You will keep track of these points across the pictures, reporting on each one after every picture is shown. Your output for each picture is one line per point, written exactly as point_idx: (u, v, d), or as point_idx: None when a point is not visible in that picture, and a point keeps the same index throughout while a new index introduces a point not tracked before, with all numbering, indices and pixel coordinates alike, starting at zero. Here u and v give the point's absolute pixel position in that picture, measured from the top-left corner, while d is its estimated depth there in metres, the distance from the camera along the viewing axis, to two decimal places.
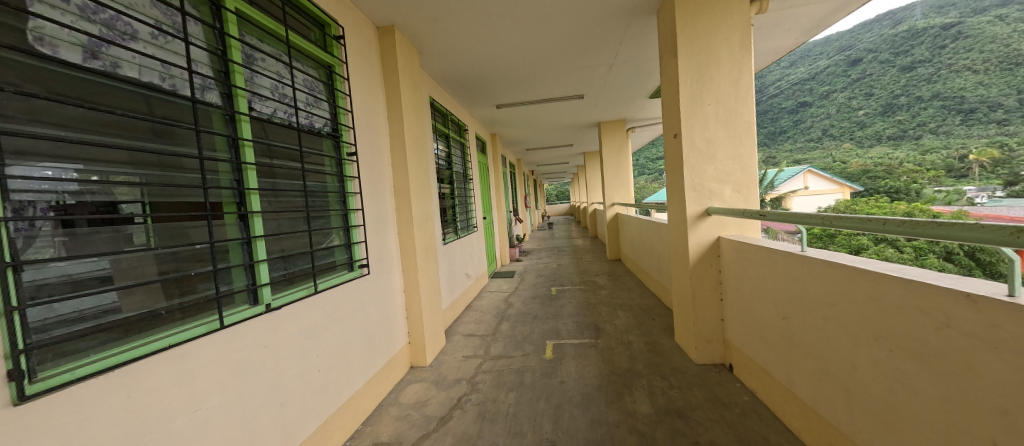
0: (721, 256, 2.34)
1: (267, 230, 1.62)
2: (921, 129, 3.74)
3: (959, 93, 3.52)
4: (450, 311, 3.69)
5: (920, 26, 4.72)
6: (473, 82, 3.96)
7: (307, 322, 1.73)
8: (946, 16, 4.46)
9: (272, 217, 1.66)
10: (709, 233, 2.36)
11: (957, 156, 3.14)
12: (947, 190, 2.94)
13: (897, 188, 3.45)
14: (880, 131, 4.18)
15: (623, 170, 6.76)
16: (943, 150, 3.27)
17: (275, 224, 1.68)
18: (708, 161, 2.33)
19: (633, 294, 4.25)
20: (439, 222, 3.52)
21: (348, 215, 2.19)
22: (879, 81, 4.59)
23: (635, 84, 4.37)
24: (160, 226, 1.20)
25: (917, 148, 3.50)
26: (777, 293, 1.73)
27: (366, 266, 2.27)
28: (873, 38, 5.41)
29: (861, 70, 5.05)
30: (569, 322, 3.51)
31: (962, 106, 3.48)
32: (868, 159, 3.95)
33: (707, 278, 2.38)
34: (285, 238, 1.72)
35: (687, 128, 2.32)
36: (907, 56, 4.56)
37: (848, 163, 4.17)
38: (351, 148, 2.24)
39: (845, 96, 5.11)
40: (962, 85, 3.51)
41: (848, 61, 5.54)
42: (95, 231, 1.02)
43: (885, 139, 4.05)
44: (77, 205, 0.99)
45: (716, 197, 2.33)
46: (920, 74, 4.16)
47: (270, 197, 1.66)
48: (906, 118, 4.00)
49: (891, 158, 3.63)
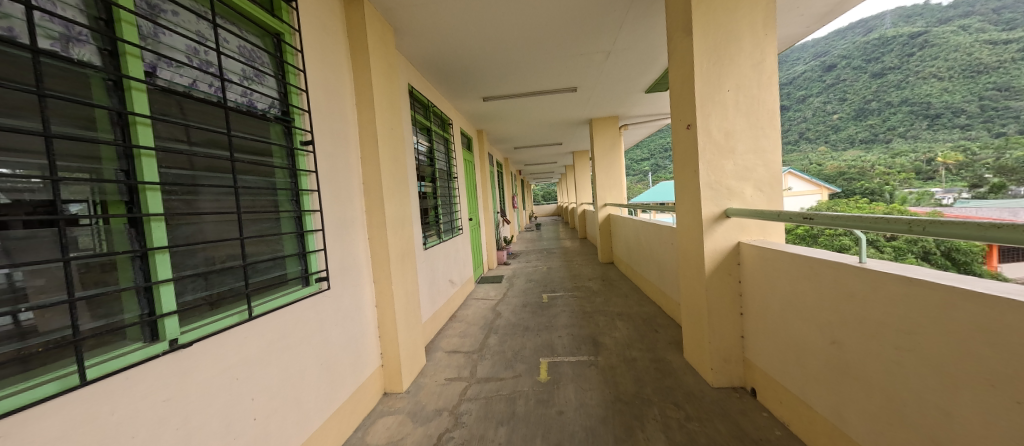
0: (741, 264, 2.06)
1: (178, 239, 1.20)
2: (890, 133, 3.45)
3: (924, 99, 3.25)
4: (431, 324, 3.29)
5: (890, 35, 4.33)
6: (457, 70, 3.58)
7: (240, 357, 1.33)
8: (911, 26, 4.21)
9: (187, 222, 1.23)
10: (728, 238, 2.07)
11: (926, 158, 2.90)
12: (916, 193, 2.78)
13: (870, 191, 3.20)
14: (853, 135, 3.85)
15: (615, 169, 6.49)
16: (912, 153, 3.03)
17: (190, 231, 1.24)
18: (727, 155, 2.04)
19: (631, 302, 3.94)
20: (418, 224, 3.14)
21: (303, 218, 1.78)
22: (852, 86, 4.27)
23: (633, 75, 4.10)
24: (110, 230, 1.02)
25: (886, 151, 3.27)
26: (823, 313, 1.47)
27: (325, 279, 1.87)
28: (847, 45, 5.04)
29: (836, 76, 4.80)
30: (564, 335, 3.17)
31: (927, 111, 3.18)
32: (843, 161, 3.69)
33: (727, 289, 2.09)
34: (207, 248, 1.30)
35: (703, 117, 2.03)
36: (878, 63, 4.19)
37: (824, 166, 3.85)
38: (306, 135, 1.82)
39: (819, 100, 4.67)
40: (928, 92, 3.25)
41: (824, 67, 5.20)
42: (32, 234, 0.86)
43: (857, 143, 3.75)
44: (13, 205, 0.82)
45: (735, 196, 2.05)
46: (886, 80, 3.82)
47: (183, 195, 1.24)
48: (877, 123, 3.66)
49: (864, 160, 3.41)
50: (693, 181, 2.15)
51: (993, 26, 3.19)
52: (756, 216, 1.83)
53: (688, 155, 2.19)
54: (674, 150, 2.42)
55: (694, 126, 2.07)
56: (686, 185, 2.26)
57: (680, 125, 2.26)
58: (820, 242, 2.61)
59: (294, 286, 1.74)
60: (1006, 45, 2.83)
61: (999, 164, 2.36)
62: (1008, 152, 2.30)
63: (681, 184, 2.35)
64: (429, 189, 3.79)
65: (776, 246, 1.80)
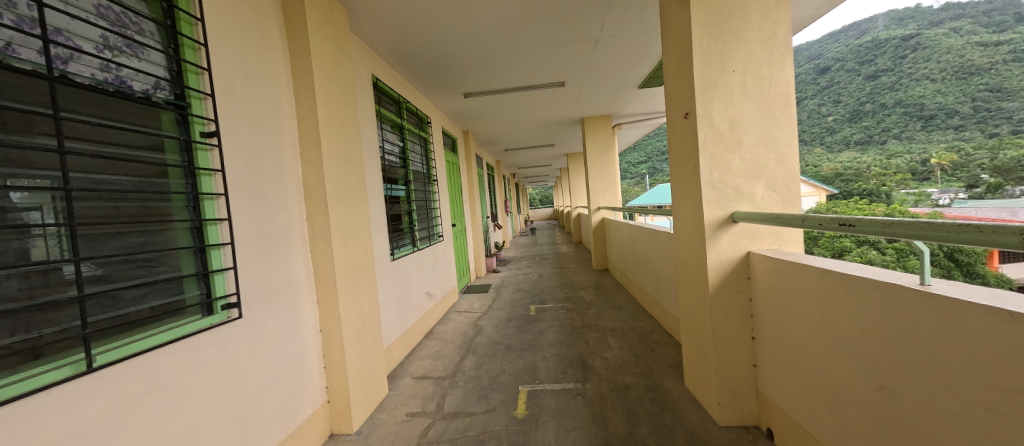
0: (752, 278, 1.71)
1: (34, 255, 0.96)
2: (884, 134, 2.94)
3: (918, 100, 2.79)
4: (400, 344, 2.90)
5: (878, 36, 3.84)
6: (429, 62, 3.23)
7: (70, 426, 0.96)
8: (903, 29, 3.60)
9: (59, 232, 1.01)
10: (736, 247, 1.73)
11: (922, 159, 2.47)
12: (912, 194, 2.41)
13: (866, 192, 2.76)
14: (850, 137, 3.26)
15: (611, 170, 6.14)
16: (908, 153, 2.59)
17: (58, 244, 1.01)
18: (733, 148, 1.70)
19: (626, 315, 3.56)
20: (384, 232, 2.76)
21: (204, 230, 1.40)
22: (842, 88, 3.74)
23: (624, 67, 3.77)
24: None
25: (880, 153, 2.81)
26: (869, 351, 1.11)
27: (236, 307, 1.46)
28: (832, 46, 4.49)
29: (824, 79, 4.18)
30: (550, 356, 2.78)
31: (921, 112, 2.73)
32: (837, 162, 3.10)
33: (735, 309, 1.74)
34: (46, 270, 0.98)
35: (704, 103, 1.70)
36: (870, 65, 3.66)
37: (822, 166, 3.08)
38: (209, 125, 1.45)
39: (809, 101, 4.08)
40: (922, 93, 2.79)
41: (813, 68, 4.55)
42: None
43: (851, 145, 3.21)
44: None
45: (743, 197, 1.71)
46: (882, 84, 3.22)
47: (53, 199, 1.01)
48: (870, 125, 3.12)
49: (858, 162, 2.97)
50: (692, 179, 1.80)
51: (978, 29, 2.82)
52: (767, 222, 1.50)
53: (686, 148, 1.85)
54: (670, 144, 2.08)
55: (694, 114, 1.73)
56: (685, 184, 1.92)
57: (677, 115, 1.93)
58: (819, 245, 2.27)
59: (190, 316, 1.36)
60: (990, 46, 2.51)
61: (995, 164, 2.03)
62: (996, 155, 2.04)
63: (679, 183, 2.02)
64: (403, 193, 3.42)
65: (795, 259, 1.47)
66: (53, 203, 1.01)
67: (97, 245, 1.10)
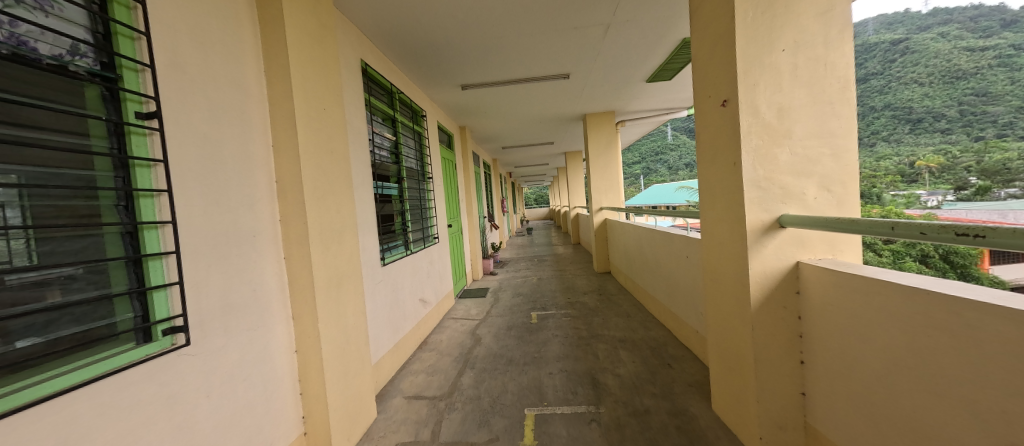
0: (801, 293, 1.49)
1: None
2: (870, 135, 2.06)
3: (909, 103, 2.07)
4: (391, 359, 2.59)
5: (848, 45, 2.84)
6: (424, 49, 2.94)
7: None
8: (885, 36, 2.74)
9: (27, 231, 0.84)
10: (783, 257, 1.49)
11: (907, 161, 1.89)
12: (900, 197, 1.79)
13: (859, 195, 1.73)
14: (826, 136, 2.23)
15: (613, 169, 5.92)
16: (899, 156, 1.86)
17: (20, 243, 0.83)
18: (781, 141, 1.46)
19: (635, 325, 3.31)
20: (373, 235, 2.46)
21: (141, 237, 1.06)
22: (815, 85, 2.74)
23: (636, 56, 3.52)
24: None
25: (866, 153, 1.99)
26: (994, 396, 0.88)
27: (182, 333, 1.12)
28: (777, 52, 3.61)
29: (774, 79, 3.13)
30: (557, 372, 2.51)
31: (911, 116, 2.04)
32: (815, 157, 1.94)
33: (779, 328, 1.51)
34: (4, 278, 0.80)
35: (748, 88, 1.45)
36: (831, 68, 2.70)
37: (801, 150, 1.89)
38: (145, 105, 1.11)
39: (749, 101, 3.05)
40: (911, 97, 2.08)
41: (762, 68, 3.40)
42: None
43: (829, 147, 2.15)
44: None
45: (792, 198, 1.47)
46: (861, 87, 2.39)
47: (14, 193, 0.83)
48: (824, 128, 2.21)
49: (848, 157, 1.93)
50: (730, 177, 1.56)
51: (967, 33, 2.15)
52: (829, 228, 1.26)
53: (723, 141, 1.60)
54: (700, 138, 1.83)
55: (734, 100, 1.49)
56: (719, 183, 1.67)
57: (711, 103, 1.68)
58: None
59: (119, 346, 1.03)
60: (983, 48, 1.88)
61: (982, 167, 1.60)
62: (984, 158, 1.61)
63: (710, 182, 1.77)
64: (395, 192, 3.12)
65: (862, 272, 1.24)
66: (20, 201, 0.84)
67: (52, 252, 0.89)
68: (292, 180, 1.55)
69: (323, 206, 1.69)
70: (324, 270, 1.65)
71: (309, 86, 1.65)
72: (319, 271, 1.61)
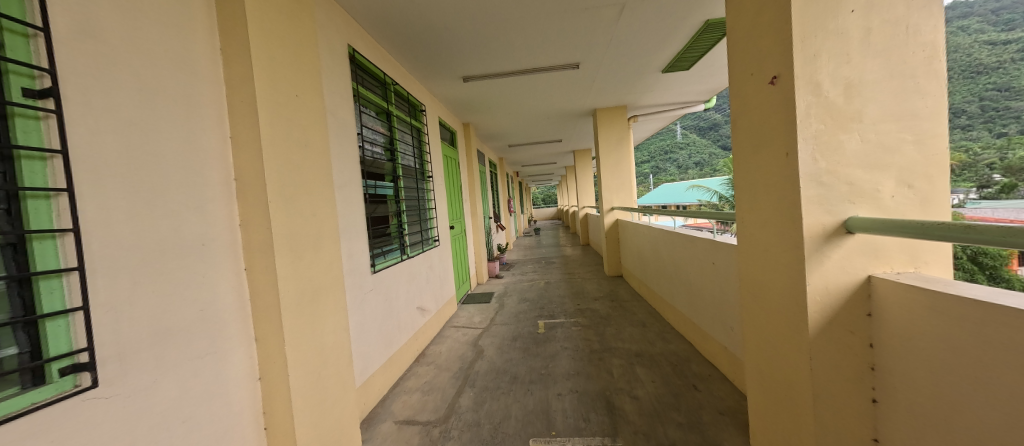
0: (873, 316, 1.19)
1: None
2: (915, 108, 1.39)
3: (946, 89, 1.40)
4: (383, 376, 2.35)
5: None
6: (420, 35, 2.70)
7: None
8: None
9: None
10: (851, 269, 1.19)
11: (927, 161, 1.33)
12: None
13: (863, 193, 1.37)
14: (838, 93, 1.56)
15: (625, 166, 5.60)
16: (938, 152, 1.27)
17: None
18: (848, 125, 1.17)
19: (652, 337, 3.02)
20: (361, 239, 2.22)
21: (29, 250, 0.80)
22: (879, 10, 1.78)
23: (653, 42, 3.22)
24: None
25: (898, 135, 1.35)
26: None
27: (88, 373, 0.86)
28: None
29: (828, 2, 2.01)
30: (566, 393, 2.23)
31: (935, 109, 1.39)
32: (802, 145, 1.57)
33: (843, 358, 1.21)
34: None
35: (807, 60, 1.16)
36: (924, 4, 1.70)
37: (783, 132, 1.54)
38: (39, 81, 0.83)
39: None
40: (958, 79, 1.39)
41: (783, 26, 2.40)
42: None
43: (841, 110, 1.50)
44: None
45: (862, 196, 1.18)
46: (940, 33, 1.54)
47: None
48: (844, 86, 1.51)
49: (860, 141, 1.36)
50: (782, 171, 1.27)
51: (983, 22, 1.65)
52: (907, 233, 0.98)
53: (771, 127, 1.32)
54: (739, 126, 1.54)
55: (787, 75, 1.20)
56: (765, 178, 1.38)
57: (755, 82, 1.39)
58: None
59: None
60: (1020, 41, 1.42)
61: (1010, 164, 1.29)
62: (1010, 154, 1.29)
63: (751, 177, 1.48)
64: (389, 191, 2.88)
65: (963, 291, 0.94)
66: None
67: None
68: (254, 177, 1.31)
69: (294, 208, 1.45)
70: (295, 283, 1.41)
71: (278, 68, 1.41)
72: (288, 284, 1.37)
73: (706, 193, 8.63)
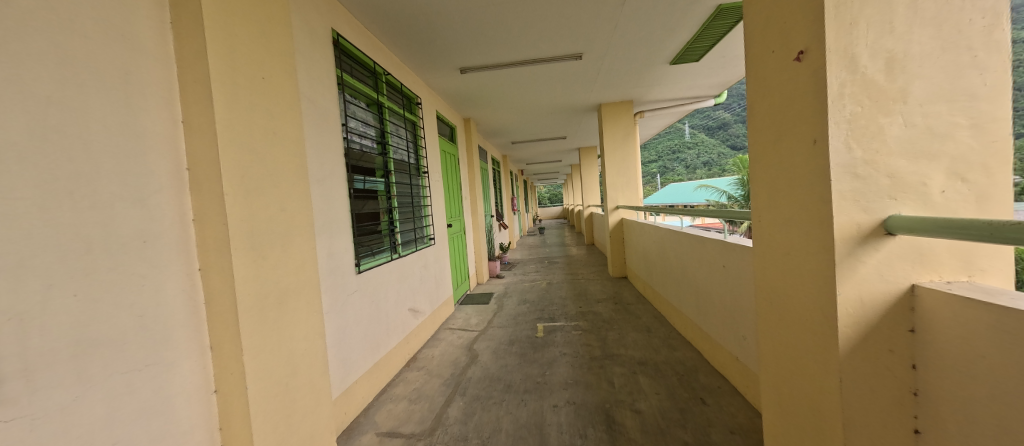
0: (915, 331, 1.00)
1: None
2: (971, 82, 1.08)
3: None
4: (368, 382, 2.21)
5: None
6: (412, 21, 2.55)
7: None
8: None
9: None
10: (890, 277, 1.00)
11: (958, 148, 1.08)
12: None
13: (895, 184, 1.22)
14: None
15: (631, 163, 5.40)
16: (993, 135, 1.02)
17: None
18: (886, 107, 0.99)
19: (658, 343, 2.84)
20: (344, 237, 2.08)
21: None
22: None
23: (661, 30, 3.02)
24: None
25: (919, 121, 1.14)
26: None
27: None
28: None
29: None
30: (563, 405, 2.07)
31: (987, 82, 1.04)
32: None
33: (881, 381, 1.03)
34: None
35: (839, 30, 0.99)
36: None
37: None
38: None
39: None
40: None
41: None
42: None
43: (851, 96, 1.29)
44: None
45: (905, 191, 0.99)
46: None
47: None
48: None
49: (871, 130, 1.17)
50: (807, 161, 1.10)
51: None
52: (967, 236, 0.79)
53: (797, 111, 1.14)
54: (757, 112, 1.37)
55: (815, 49, 1.02)
56: (788, 171, 1.20)
57: (777, 60, 1.22)
58: None
59: None
60: None
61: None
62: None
63: (770, 170, 1.31)
64: (381, 186, 2.74)
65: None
66: None
67: None
68: (207, 167, 1.18)
69: (257, 202, 1.31)
70: (256, 285, 1.27)
71: (239, 46, 1.28)
72: (246, 287, 1.23)
73: (713, 193, 8.37)
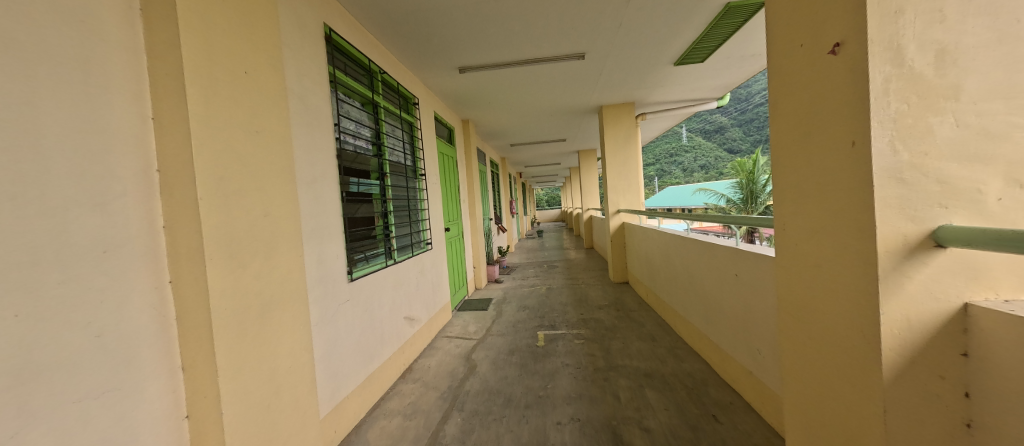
0: (968, 355, 0.89)
1: None
2: None
3: None
4: (360, 396, 2.09)
5: None
6: (410, 18, 2.45)
7: None
8: None
9: None
10: (940, 295, 0.90)
11: None
12: None
13: None
14: None
15: (633, 166, 5.31)
16: None
17: None
18: (935, 105, 0.89)
19: (663, 353, 2.73)
20: (335, 243, 1.96)
21: None
22: None
23: (667, 30, 2.93)
24: None
25: None
26: None
27: None
28: None
29: None
30: (566, 422, 1.95)
31: None
32: None
33: (929, 411, 0.92)
34: None
35: (884, 19, 0.88)
36: None
37: None
38: None
39: None
40: None
41: None
42: None
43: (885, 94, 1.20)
44: None
45: (956, 199, 0.89)
46: None
47: None
48: None
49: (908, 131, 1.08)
50: (844, 165, 0.99)
51: None
52: (1018, 251, 0.70)
53: (831, 110, 1.03)
54: (781, 112, 1.26)
55: (855, 40, 0.92)
56: (819, 175, 1.10)
57: (807, 54, 1.12)
58: None
59: None
60: None
61: None
62: None
63: (797, 175, 1.20)
64: (375, 189, 2.63)
65: None
66: None
67: None
68: (178, 168, 1.06)
69: (236, 207, 1.19)
70: (234, 298, 1.15)
71: (219, 37, 1.17)
72: (222, 301, 1.11)
73: (713, 197, 8.31)
